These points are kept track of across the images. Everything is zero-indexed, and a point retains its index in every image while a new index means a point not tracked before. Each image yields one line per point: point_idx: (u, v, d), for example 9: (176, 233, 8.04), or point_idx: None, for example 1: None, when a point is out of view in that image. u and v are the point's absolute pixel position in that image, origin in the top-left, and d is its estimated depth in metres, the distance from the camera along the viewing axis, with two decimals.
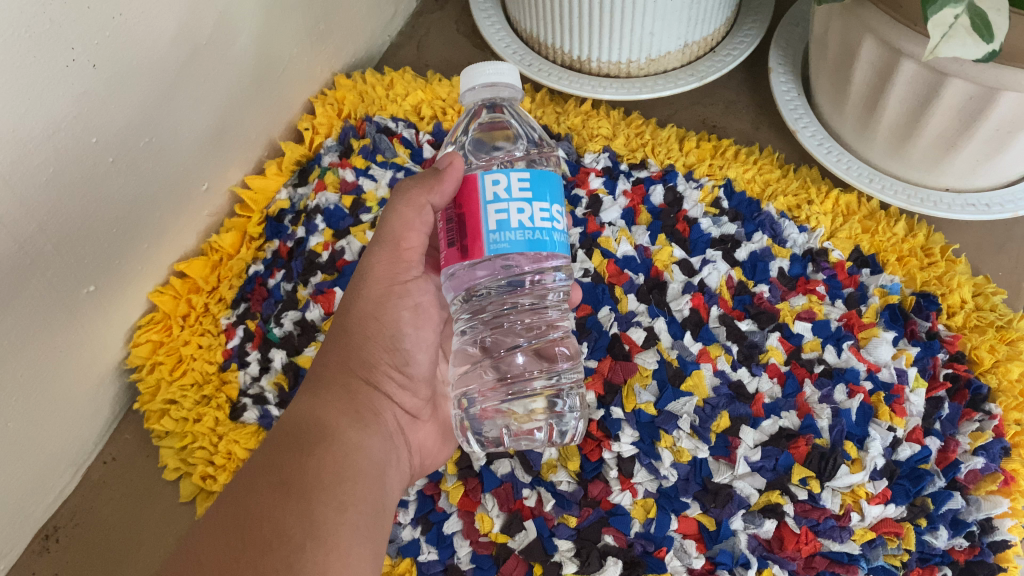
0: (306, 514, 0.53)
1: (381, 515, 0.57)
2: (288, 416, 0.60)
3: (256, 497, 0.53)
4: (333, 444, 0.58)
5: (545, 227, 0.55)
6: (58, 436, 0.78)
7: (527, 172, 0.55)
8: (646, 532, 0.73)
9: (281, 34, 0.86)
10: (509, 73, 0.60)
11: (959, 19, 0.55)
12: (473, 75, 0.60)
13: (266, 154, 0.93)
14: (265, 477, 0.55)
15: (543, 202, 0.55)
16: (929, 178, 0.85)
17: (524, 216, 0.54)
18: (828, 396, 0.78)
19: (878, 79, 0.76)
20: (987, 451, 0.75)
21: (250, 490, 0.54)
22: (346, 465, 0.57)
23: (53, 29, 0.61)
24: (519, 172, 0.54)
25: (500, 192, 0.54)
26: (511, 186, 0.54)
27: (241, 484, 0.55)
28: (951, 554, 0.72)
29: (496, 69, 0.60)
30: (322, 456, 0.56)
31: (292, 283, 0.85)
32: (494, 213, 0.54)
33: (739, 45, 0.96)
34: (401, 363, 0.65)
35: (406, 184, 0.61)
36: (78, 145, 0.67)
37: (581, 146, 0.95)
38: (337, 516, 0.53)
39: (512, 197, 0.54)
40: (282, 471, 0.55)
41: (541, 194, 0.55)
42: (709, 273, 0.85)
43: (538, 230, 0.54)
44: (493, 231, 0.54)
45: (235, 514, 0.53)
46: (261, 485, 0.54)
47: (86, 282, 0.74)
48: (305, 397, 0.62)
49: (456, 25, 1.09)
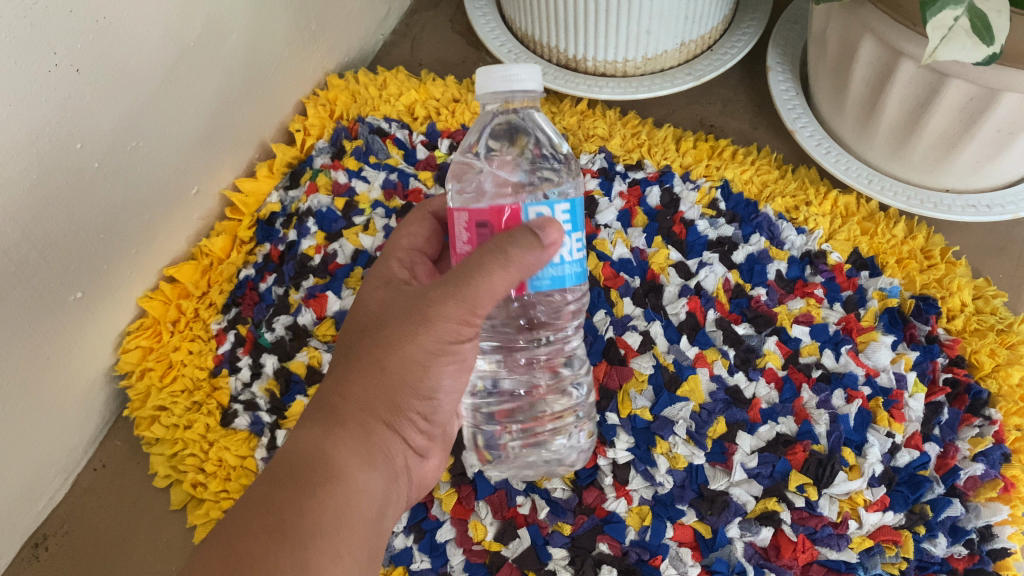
0: (299, 566, 0.48)
1: (375, 563, 0.54)
2: (296, 449, 0.55)
3: (249, 541, 0.49)
4: (337, 487, 0.53)
5: (581, 258, 0.55)
6: (47, 444, 0.77)
7: (568, 203, 0.53)
8: (641, 540, 0.72)
9: (272, 34, 0.85)
10: (534, 82, 0.56)
11: (959, 21, 0.54)
12: (500, 75, 0.55)
13: (257, 155, 0.92)
14: (261, 518, 0.50)
15: (579, 231, 0.54)
16: (930, 179, 0.83)
17: (565, 249, 0.53)
18: (826, 401, 0.76)
19: (878, 79, 0.75)
20: (987, 457, 0.74)
21: (244, 533, 0.49)
22: (347, 510, 0.52)
23: (34, 33, 0.60)
24: (563, 203, 0.53)
25: None
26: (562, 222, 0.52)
27: (235, 525, 0.50)
28: (950, 562, 0.71)
29: (524, 75, 0.55)
30: (324, 500, 0.51)
31: (284, 287, 0.84)
32: None
33: (737, 44, 0.94)
34: (428, 412, 0.59)
35: (500, 244, 0.49)
36: (61, 150, 0.66)
37: (577, 147, 0.94)
38: (331, 569, 0.49)
39: None
40: (280, 513, 0.50)
41: (578, 224, 0.54)
42: (706, 275, 0.84)
43: (575, 262, 0.54)
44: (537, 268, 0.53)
45: (224, 557, 0.48)
46: (255, 526, 0.50)
47: (74, 288, 0.73)
48: (318, 428, 0.55)
49: (450, 24, 1.08)
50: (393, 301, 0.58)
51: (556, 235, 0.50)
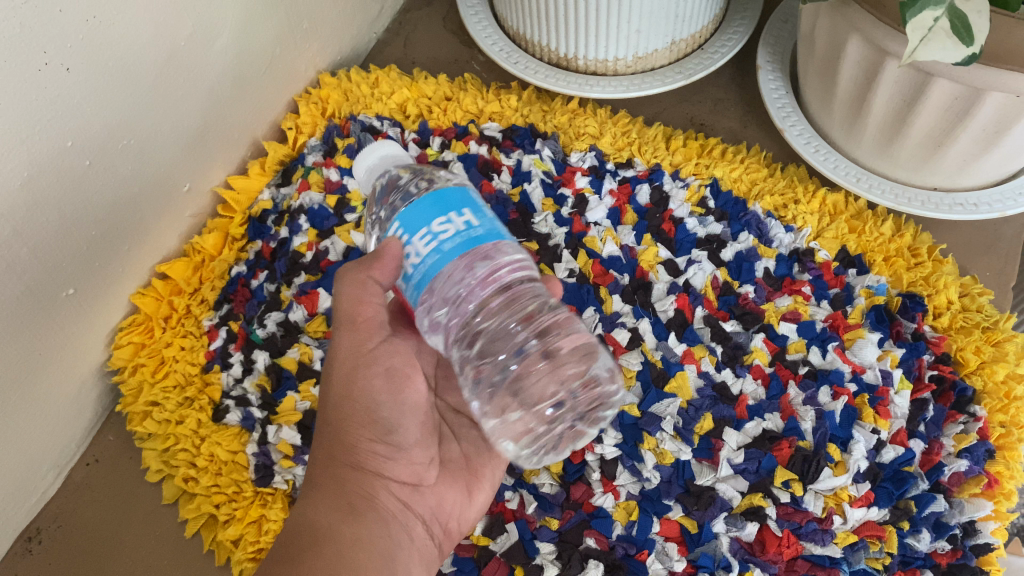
0: None
1: None
2: None
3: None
4: (325, 546, 0.56)
5: (433, 249, 0.51)
6: (41, 438, 0.78)
7: (397, 218, 0.53)
8: (628, 535, 0.73)
9: (263, 34, 0.86)
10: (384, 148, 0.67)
11: (939, 22, 0.56)
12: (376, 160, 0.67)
13: (249, 154, 0.93)
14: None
15: (416, 228, 0.52)
16: (917, 177, 0.84)
17: (414, 254, 0.52)
18: (813, 398, 0.77)
19: (865, 78, 0.75)
20: (971, 453, 0.74)
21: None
22: (342, 566, 0.56)
23: (25, 34, 0.61)
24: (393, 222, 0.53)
25: (404, 246, 0.53)
26: (399, 242, 0.53)
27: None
28: (933, 557, 0.72)
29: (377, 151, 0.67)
30: (312, 564, 0.55)
31: (275, 284, 0.85)
32: (410, 263, 0.52)
33: (728, 42, 0.95)
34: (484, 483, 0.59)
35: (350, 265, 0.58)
36: (53, 148, 0.67)
37: (568, 145, 0.95)
38: None
39: (412, 241, 0.52)
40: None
41: (414, 224, 0.52)
42: (695, 273, 0.85)
43: (434, 255, 0.51)
44: (417, 291, 0.53)
45: None
46: None
47: (65, 285, 0.74)
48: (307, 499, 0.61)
49: (443, 23, 1.09)
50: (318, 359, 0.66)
51: (392, 247, 0.53)
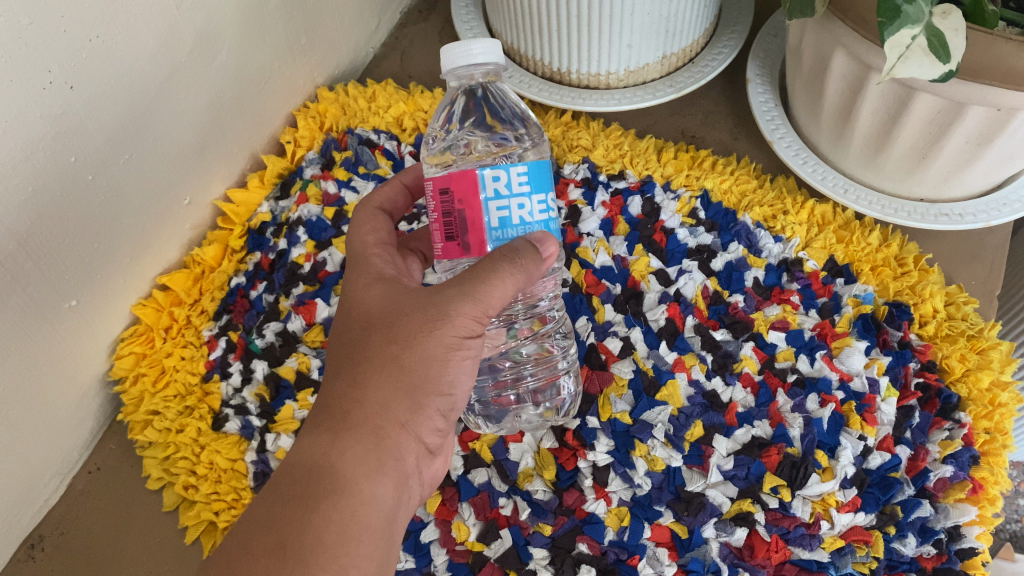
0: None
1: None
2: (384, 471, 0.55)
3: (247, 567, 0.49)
4: (342, 499, 0.52)
5: (543, 220, 0.57)
6: (44, 447, 0.80)
7: (525, 165, 0.55)
8: (620, 541, 0.74)
9: (262, 49, 0.88)
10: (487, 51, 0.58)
11: (916, 40, 0.57)
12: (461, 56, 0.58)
13: (249, 167, 0.95)
14: (263, 536, 0.50)
15: (541, 193, 0.57)
16: (903, 188, 0.85)
17: (524, 211, 0.56)
18: (801, 405, 0.79)
19: (850, 92, 0.77)
20: (957, 459, 0.76)
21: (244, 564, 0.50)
22: (353, 522, 0.52)
23: (29, 53, 0.62)
24: (518, 166, 0.55)
25: (501, 188, 0.54)
26: (517, 185, 0.55)
27: (237, 544, 0.51)
28: (919, 562, 0.73)
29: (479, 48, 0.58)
30: (326, 515, 0.51)
31: (274, 294, 0.87)
32: (496, 210, 0.55)
33: (719, 54, 0.97)
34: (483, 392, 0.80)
35: None
36: (55, 163, 0.68)
37: (562, 157, 0.97)
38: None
39: (513, 192, 0.55)
40: (281, 531, 0.50)
41: (537, 185, 0.56)
42: (685, 282, 0.86)
43: (537, 223, 0.57)
44: (496, 229, 0.55)
45: None
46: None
47: (68, 296, 0.75)
48: None
49: (439, 37, 1.11)
50: (398, 298, 0.57)
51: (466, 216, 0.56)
